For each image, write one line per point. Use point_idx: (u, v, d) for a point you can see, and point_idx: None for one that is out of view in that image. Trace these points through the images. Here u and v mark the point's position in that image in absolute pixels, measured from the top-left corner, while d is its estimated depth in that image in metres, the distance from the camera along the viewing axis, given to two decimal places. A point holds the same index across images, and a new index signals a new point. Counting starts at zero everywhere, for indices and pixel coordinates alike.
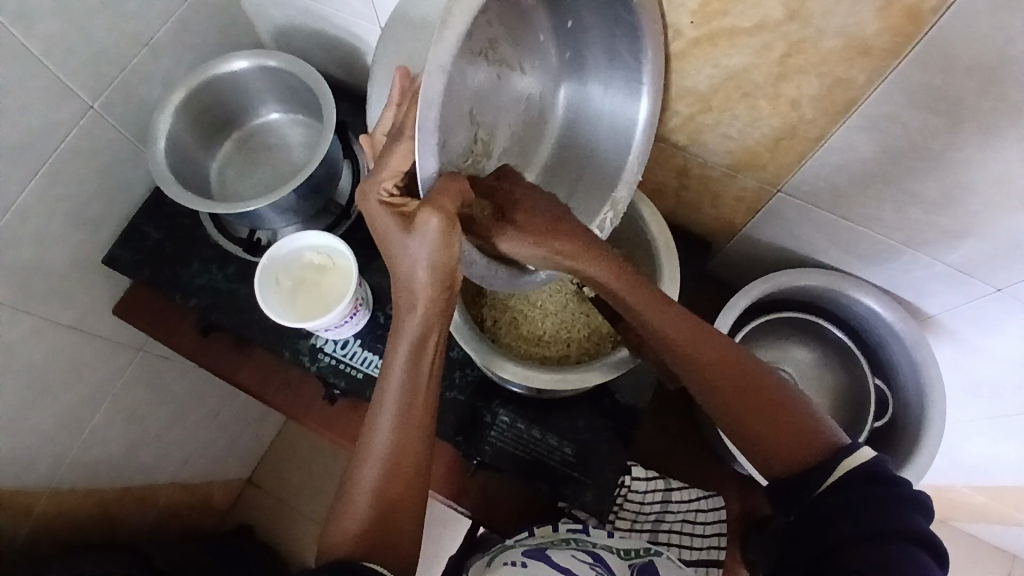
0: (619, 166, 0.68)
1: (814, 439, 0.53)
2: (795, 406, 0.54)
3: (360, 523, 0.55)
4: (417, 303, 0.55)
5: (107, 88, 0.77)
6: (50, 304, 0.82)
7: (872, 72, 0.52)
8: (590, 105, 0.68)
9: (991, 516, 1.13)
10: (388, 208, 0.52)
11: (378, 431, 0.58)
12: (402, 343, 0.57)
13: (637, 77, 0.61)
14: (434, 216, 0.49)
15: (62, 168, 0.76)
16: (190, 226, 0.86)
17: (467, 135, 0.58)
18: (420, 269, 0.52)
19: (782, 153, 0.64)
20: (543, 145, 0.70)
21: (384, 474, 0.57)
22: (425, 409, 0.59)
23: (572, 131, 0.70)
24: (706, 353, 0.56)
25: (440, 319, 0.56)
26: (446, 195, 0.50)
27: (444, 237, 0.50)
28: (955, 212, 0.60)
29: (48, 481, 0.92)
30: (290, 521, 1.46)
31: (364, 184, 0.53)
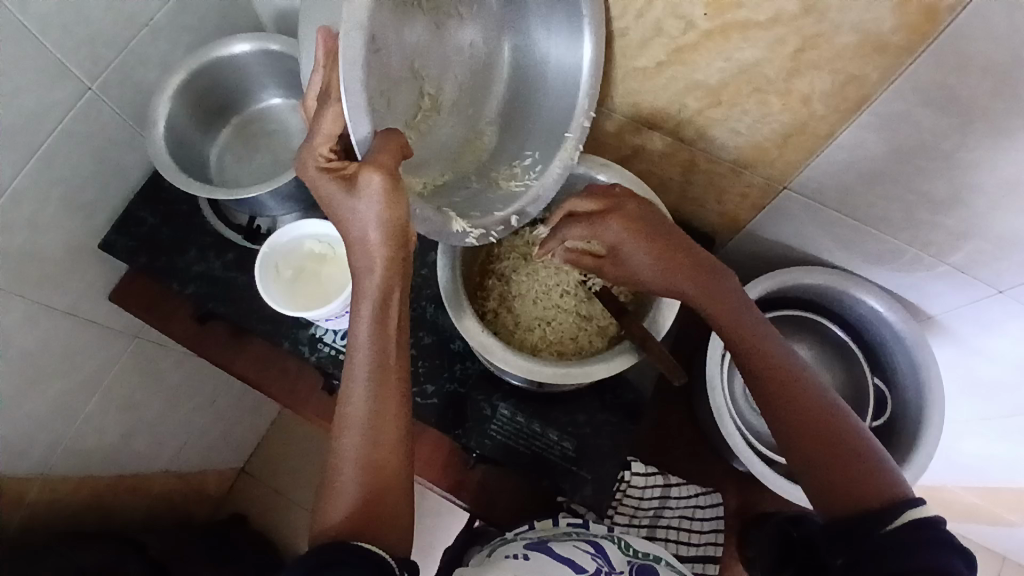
0: (567, 116, 0.65)
1: (880, 489, 0.54)
2: (871, 460, 0.56)
3: (350, 498, 0.55)
4: (374, 263, 0.55)
5: (105, 70, 0.75)
6: (43, 289, 0.81)
7: (886, 69, 0.51)
8: (535, 54, 0.65)
9: (983, 517, 1.14)
10: (328, 173, 0.54)
11: (354, 403, 0.58)
12: (365, 302, 0.57)
13: (576, 20, 0.60)
14: (376, 173, 0.50)
15: (57, 151, 0.74)
16: (187, 212, 0.85)
17: (412, 91, 0.59)
18: (372, 228, 0.53)
19: (790, 150, 0.63)
20: (494, 100, 0.68)
21: (366, 445, 0.57)
22: (397, 374, 0.59)
23: (522, 83, 0.67)
24: (793, 394, 0.59)
25: (400, 277, 0.57)
26: (384, 152, 0.51)
27: (388, 193, 0.51)
28: (962, 212, 0.60)
29: (43, 468, 0.92)
30: (284, 512, 1.45)
31: (302, 154, 0.55)
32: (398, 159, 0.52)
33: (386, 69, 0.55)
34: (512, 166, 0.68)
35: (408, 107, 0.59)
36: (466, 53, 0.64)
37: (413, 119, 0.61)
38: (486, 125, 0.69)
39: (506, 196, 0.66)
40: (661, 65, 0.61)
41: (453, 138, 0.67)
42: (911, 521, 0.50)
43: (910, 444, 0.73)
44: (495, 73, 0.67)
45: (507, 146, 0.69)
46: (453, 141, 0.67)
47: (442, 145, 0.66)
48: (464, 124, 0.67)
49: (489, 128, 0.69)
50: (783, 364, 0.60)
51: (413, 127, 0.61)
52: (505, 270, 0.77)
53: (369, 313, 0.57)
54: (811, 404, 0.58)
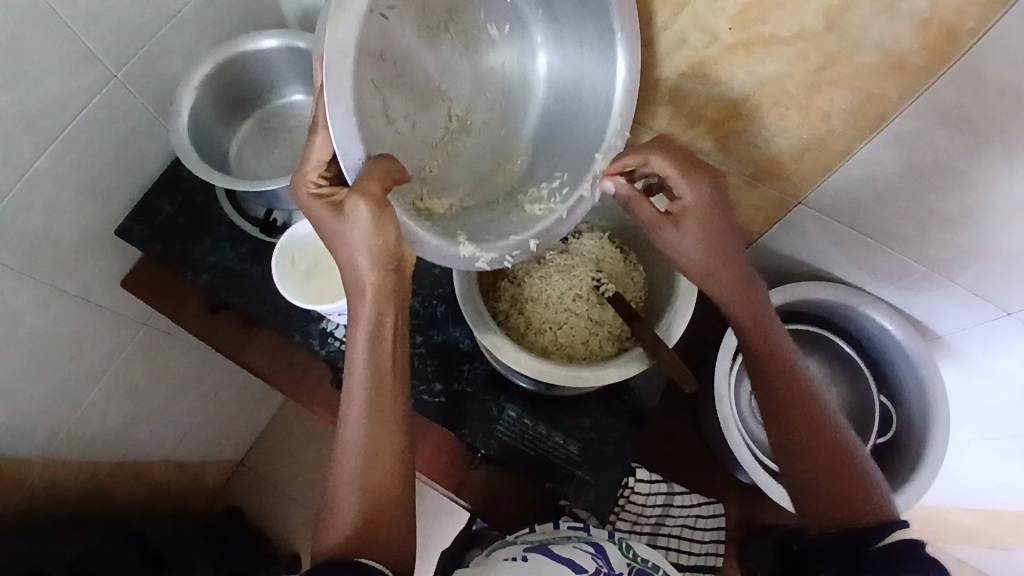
0: (598, 137, 0.62)
1: (866, 510, 0.57)
2: (863, 482, 0.59)
3: (349, 519, 0.56)
4: (365, 289, 0.56)
5: (131, 58, 0.76)
6: (58, 272, 0.82)
7: (904, 89, 0.52)
8: (567, 73, 0.65)
9: (981, 541, 1.14)
10: (320, 199, 0.55)
11: (351, 425, 0.58)
12: (359, 329, 0.58)
13: (609, 37, 0.59)
14: (362, 200, 0.50)
15: (79, 136, 0.75)
16: (205, 203, 0.86)
17: (439, 113, 0.63)
18: (361, 255, 0.54)
19: (806, 165, 0.64)
20: (528, 122, 0.68)
21: (362, 466, 0.58)
22: (394, 397, 0.59)
23: (557, 104, 0.66)
24: (800, 408, 0.61)
25: (392, 301, 0.57)
26: (371, 178, 0.50)
27: (375, 220, 0.51)
28: (973, 233, 0.61)
29: (44, 450, 0.92)
30: (280, 507, 1.45)
31: (295, 180, 0.56)
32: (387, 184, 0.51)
33: (409, 90, 0.59)
34: (537, 188, 0.66)
35: (435, 127, 0.63)
36: (497, 76, 0.66)
37: (438, 141, 0.64)
38: (518, 146, 0.69)
39: (524, 219, 0.63)
40: (683, 75, 0.62)
41: (483, 160, 0.68)
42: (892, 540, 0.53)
43: (914, 462, 0.73)
44: (529, 94, 0.68)
45: (538, 169, 0.68)
46: (482, 164, 0.68)
47: (471, 168, 0.67)
48: (495, 146, 0.68)
49: (522, 151, 0.69)
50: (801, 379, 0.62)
51: (440, 148, 0.64)
52: (518, 274, 0.77)
53: (364, 338, 0.58)
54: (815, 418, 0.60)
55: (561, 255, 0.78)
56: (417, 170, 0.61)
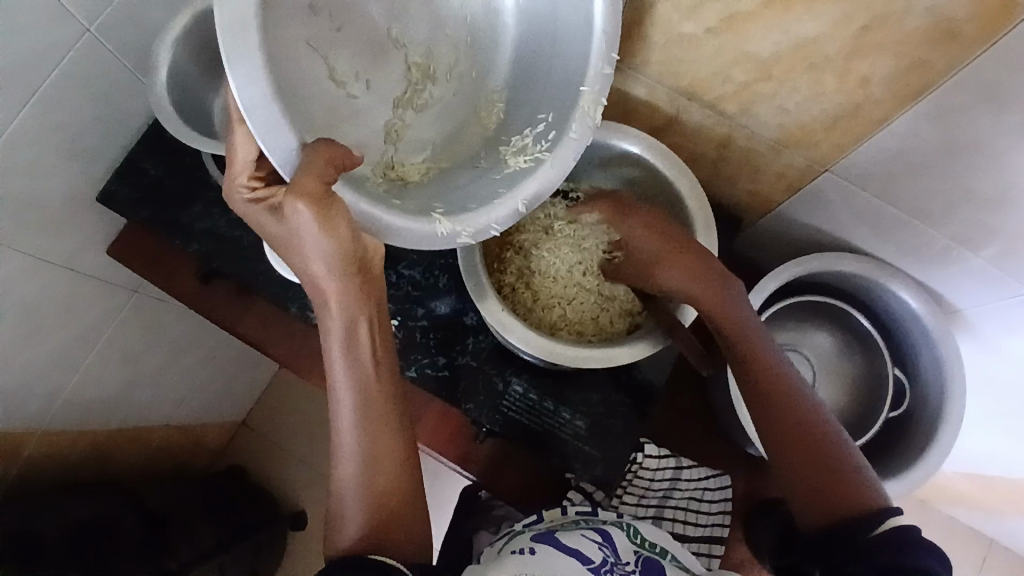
0: (579, 78, 0.58)
1: (861, 500, 0.56)
2: (852, 470, 0.58)
3: (358, 520, 0.56)
4: (328, 297, 0.54)
5: (105, 10, 0.69)
6: (41, 240, 0.78)
7: (954, 57, 0.48)
8: (539, 9, 0.60)
9: (975, 505, 1.15)
10: (257, 204, 0.53)
11: (343, 432, 0.57)
12: (331, 341, 0.55)
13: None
14: (301, 201, 0.47)
15: (54, 98, 0.69)
16: (192, 165, 0.81)
17: (398, 64, 0.60)
18: (315, 262, 0.51)
19: (838, 133, 0.60)
20: (501, 65, 0.64)
21: (363, 467, 0.56)
22: (383, 400, 0.57)
23: (531, 43, 0.62)
24: (781, 399, 0.61)
25: (362, 304, 0.55)
26: (308, 172, 0.47)
27: (320, 220, 0.48)
28: (1008, 211, 0.57)
29: (41, 420, 0.90)
30: (283, 467, 1.46)
31: (226, 186, 0.54)
32: (328, 179, 0.48)
33: (356, 45, 0.57)
34: (518, 137, 0.63)
35: (396, 84, 0.61)
36: (459, 16, 0.62)
37: (404, 96, 0.61)
38: (494, 94, 0.65)
39: (515, 173, 0.60)
40: (710, 33, 0.57)
41: (454, 113, 0.65)
42: (890, 530, 0.52)
43: (925, 440, 0.72)
44: (499, 38, 0.63)
45: (516, 115, 0.64)
46: (453, 117, 0.65)
47: (442, 123, 0.65)
48: (466, 96, 0.65)
49: (497, 97, 0.65)
50: (780, 377, 0.62)
51: (406, 105, 0.62)
52: (525, 244, 0.74)
53: (338, 348, 0.55)
54: (798, 412, 0.61)
55: (569, 225, 0.74)
56: (381, 134, 0.60)
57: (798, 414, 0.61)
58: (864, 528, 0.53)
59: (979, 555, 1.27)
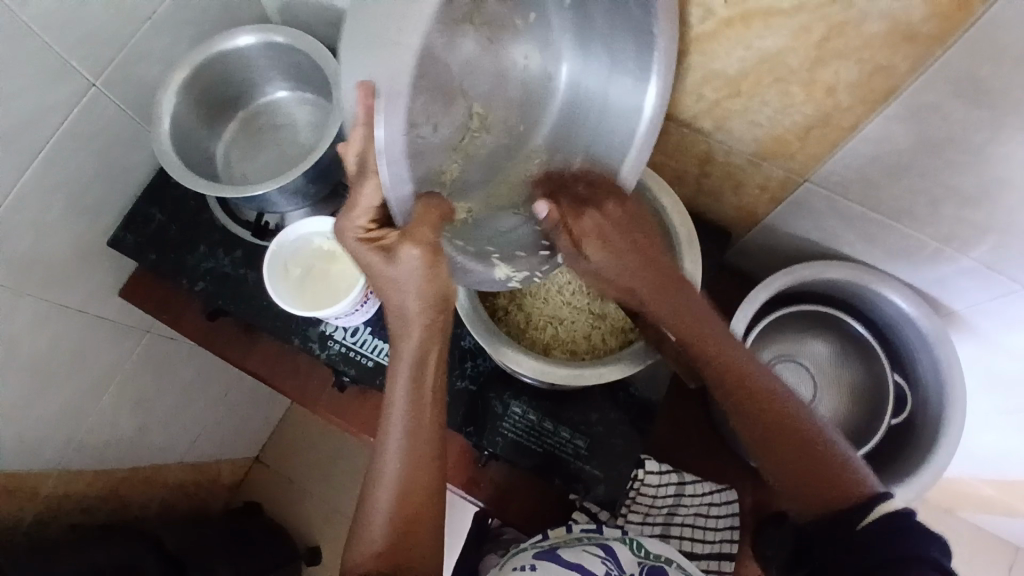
0: (617, 159, 0.63)
1: (848, 490, 0.58)
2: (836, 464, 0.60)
3: (379, 541, 0.57)
4: (411, 327, 0.58)
5: (108, 66, 0.73)
6: (53, 287, 0.81)
7: (915, 60, 0.49)
8: (591, 83, 0.63)
9: (996, 509, 1.12)
10: (368, 244, 0.55)
11: (389, 453, 0.59)
12: (401, 365, 0.60)
13: (645, 62, 0.56)
14: (415, 248, 0.53)
15: (61, 150, 0.74)
16: (196, 208, 0.84)
17: (457, 113, 0.59)
18: (408, 298, 0.56)
19: (812, 142, 0.61)
20: (546, 121, 0.67)
21: (399, 493, 0.58)
22: (432, 429, 0.60)
23: (579, 111, 0.65)
24: (750, 393, 0.62)
25: (437, 339, 0.60)
26: (424, 225, 0.53)
27: (425, 265, 0.54)
28: (990, 208, 0.58)
29: (57, 463, 0.93)
30: (297, 501, 1.47)
31: (339, 221, 0.55)
32: (436, 229, 0.54)
33: (433, 95, 0.54)
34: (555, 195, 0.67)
35: (455, 129, 0.60)
36: (519, 74, 0.64)
37: (460, 142, 0.62)
38: (534, 145, 0.68)
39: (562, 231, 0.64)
40: (678, 54, 0.59)
41: (499, 159, 0.67)
42: (885, 517, 0.55)
43: (929, 443, 0.71)
44: (549, 99, 0.66)
45: (554, 174, 0.68)
46: (500, 163, 0.67)
47: (487, 167, 0.66)
48: (508, 149, 0.67)
49: (537, 154, 0.68)
50: (750, 375, 0.63)
51: (460, 150, 0.62)
52: None
53: (405, 372, 0.60)
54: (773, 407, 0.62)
55: None
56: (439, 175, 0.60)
57: (772, 408, 0.62)
58: (853, 521, 0.56)
59: (1014, 565, 1.23)
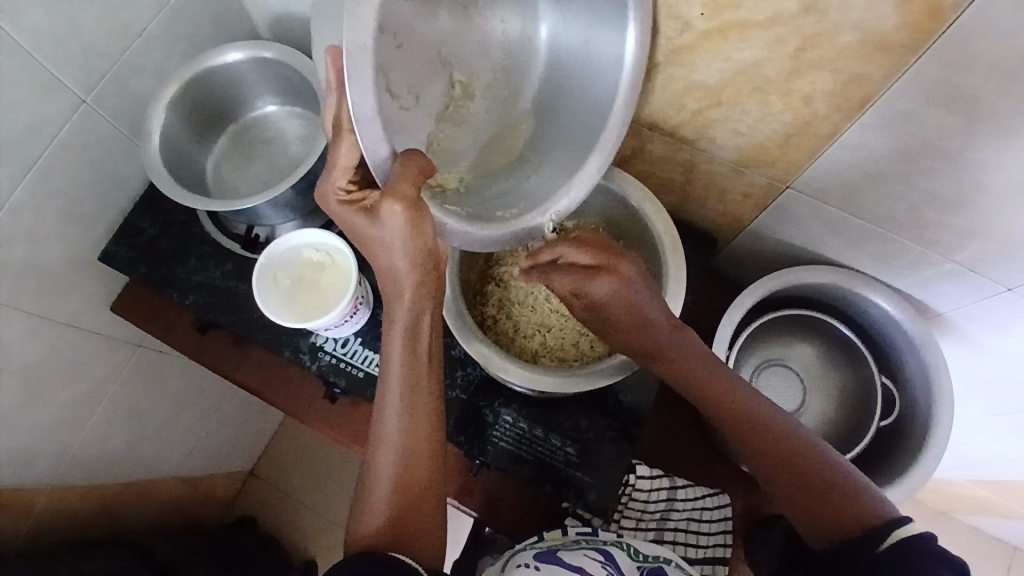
0: (606, 111, 0.61)
1: (863, 515, 0.56)
2: (849, 491, 0.58)
3: (383, 514, 0.58)
4: (405, 288, 0.58)
5: (99, 82, 0.74)
6: (45, 302, 0.81)
7: (889, 70, 0.50)
8: (572, 37, 0.61)
9: (990, 510, 1.13)
10: (350, 206, 0.55)
11: (387, 421, 0.60)
12: (396, 329, 0.60)
13: (622, 9, 0.55)
14: (398, 204, 0.50)
15: (52, 166, 0.74)
16: (186, 222, 0.84)
17: (441, 81, 0.59)
18: (399, 257, 0.55)
19: (792, 150, 0.62)
20: (533, 83, 0.66)
21: (400, 461, 0.59)
22: (431, 397, 0.61)
23: (564, 68, 0.63)
24: (754, 429, 0.63)
25: (431, 300, 0.60)
26: (405, 180, 0.50)
27: (411, 221, 0.52)
28: (970, 213, 0.59)
29: (49, 479, 0.92)
30: (293, 515, 1.46)
31: (321, 184, 0.55)
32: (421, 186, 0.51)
33: (410, 61, 0.54)
34: (549, 157, 0.65)
35: (439, 97, 0.60)
36: (499, 39, 0.63)
37: (444, 110, 0.61)
38: (522, 109, 0.67)
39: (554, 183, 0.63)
40: (659, 65, 0.60)
41: (490, 125, 0.66)
42: (901, 540, 0.52)
43: (918, 445, 0.72)
44: (532, 61, 0.64)
45: (547, 133, 0.66)
46: (489, 131, 0.66)
47: (477, 135, 0.65)
48: (499, 113, 0.66)
49: (527, 117, 0.67)
50: (753, 411, 0.63)
51: (446, 118, 0.62)
52: (503, 275, 0.78)
53: (400, 337, 0.60)
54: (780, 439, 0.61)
55: None
56: (428, 144, 0.60)
57: (778, 439, 0.62)
58: (871, 546, 0.54)
59: (1010, 565, 1.23)
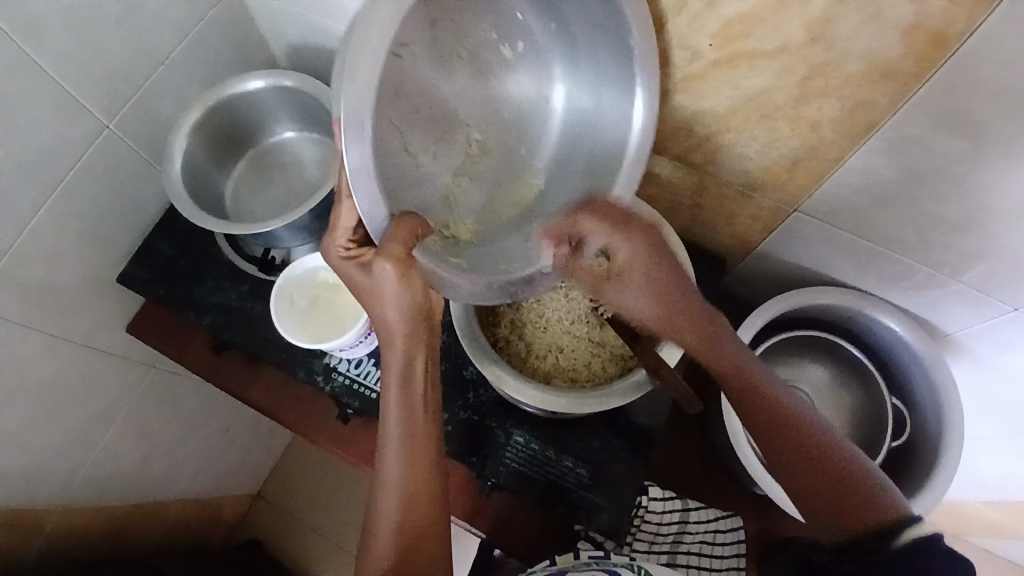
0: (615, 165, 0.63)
1: (878, 509, 0.52)
2: (867, 482, 0.54)
3: (385, 557, 0.57)
4: (396, 338, 0.59)
5: (122, 108, 0.77)
6: (63, 321, 0.83)
7: (895, 96, 0.52)
8: (585, 100, 0.64)
9: (1003, 534, 1.12)
10: (351, 261, 0.59)
11: (387, 465, 0.60)
12: (389, 377, 0.60)
13: (630, 71, 0.58)
14: (388, 263, 0.53)
15: (75, 188, 0.76)
16: (203, 244, 0.86)
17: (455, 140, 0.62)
18: (391, 309, 0.57)
19: (800, 174, 0.64)
20: (546, 143, 0.68)
21: (401, 505, 0.59)
22: (427, 438, 0.61)
23: (577, 129, 0.66)
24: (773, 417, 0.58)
25: (422, 347, 0.60)
26: (395, 240, 0.53)
27: (402, 278, 0.54)
28: (976, 234, 0.59)
29: (61, 498, 0.92)
30: (298, 537, 1.45)
31: (326, 241, 0.59)
32: (409, 246, 0.54)
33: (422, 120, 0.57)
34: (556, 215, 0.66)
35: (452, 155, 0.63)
36: (514, 101, 0.65)
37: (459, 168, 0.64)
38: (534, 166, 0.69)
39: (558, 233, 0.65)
40: (669, 93, 0.62)
41: (501, 182, 0.68)
42: (916, 540, 0.49)
43: (930, 466, 0.72)
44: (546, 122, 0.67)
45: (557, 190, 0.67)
46: (500, 188, 0.68)
47: (489, 190, 0.67)
48: (511, 172, 0.68)
49: (540, 175, 0.68)
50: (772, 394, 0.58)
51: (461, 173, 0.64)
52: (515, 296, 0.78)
53: (394, 382, 0.60)
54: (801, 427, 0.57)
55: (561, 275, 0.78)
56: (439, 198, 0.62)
57: (799, 425, 0.57)
58: (888, 542, 0.50)
59: None
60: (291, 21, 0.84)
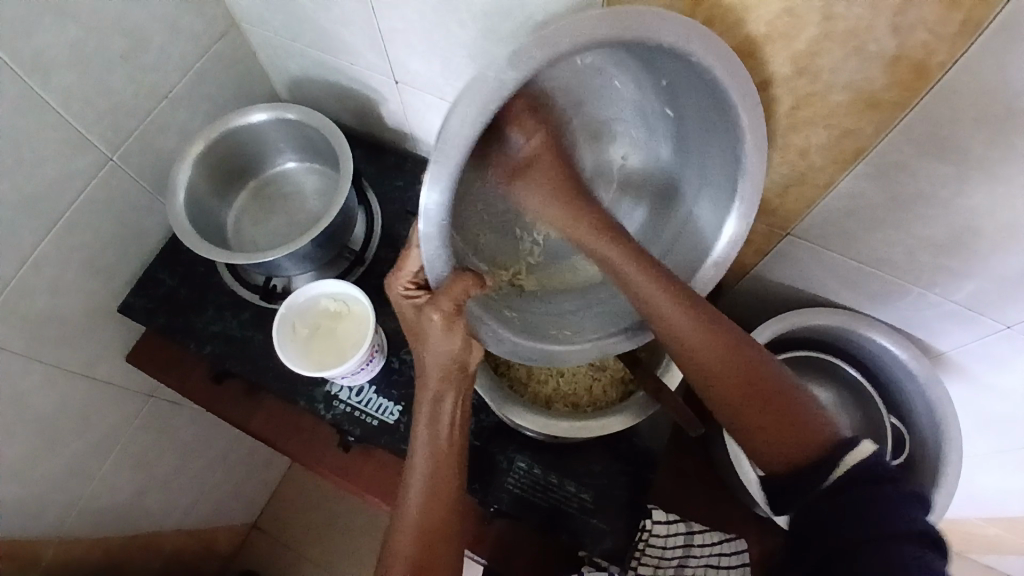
0: (702, 253, 0.64)
1: (813, 432, 0.53)
2: (797, 402, 0.54)
3: None
4: (430, 379, 0.59)
5: (125, 141, 0.78)
6: (63, 353, 0.82)
7: (880, 124, 0.54)
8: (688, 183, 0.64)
9: (1003, 549, 1.12)
10: (409, 301, 0.59)
11: (409, 504, 0.60)
12: (422, 416, 0.60)
13: (734, 170, 0.58)
14: (436, 313, 0.55)
15: (78, 221, 0.77)
16: (205, 273, 0.87)
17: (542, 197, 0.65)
18: (432, 355, 0.57)
19: (791, 199, 0.65)
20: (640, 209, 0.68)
21: (417, 543, 0.59)
22: (450, 481, 0.61)
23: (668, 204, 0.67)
24: (707, 351, 0.55)
25: (456, 390, 0.60)
26: (447, 294, 0.54)
27: (448, 329, 0.56)
28: (964, 255, 0.61)
29: (57, 530, 0.91)
30: (295, 569, 1.42)
31: (390, 276, 0.60)
32: (460, 301, 0.55)
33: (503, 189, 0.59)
34: None
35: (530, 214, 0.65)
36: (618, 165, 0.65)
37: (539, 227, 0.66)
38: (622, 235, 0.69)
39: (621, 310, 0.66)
40: None
41: None
42: (859, 469, 0.49)
43: (928, 483, 0.73)
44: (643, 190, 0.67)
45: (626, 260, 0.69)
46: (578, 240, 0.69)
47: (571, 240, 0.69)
48: None
49: None
50: (696, 324, 0.55)
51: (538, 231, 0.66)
52: None
53: (426, 421, 0.60)
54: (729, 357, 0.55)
55: None
56: (516, 251, 0.65)
57: (724, 354, 0.55)
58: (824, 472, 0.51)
59: None
60: (293, 57, 0.86)
